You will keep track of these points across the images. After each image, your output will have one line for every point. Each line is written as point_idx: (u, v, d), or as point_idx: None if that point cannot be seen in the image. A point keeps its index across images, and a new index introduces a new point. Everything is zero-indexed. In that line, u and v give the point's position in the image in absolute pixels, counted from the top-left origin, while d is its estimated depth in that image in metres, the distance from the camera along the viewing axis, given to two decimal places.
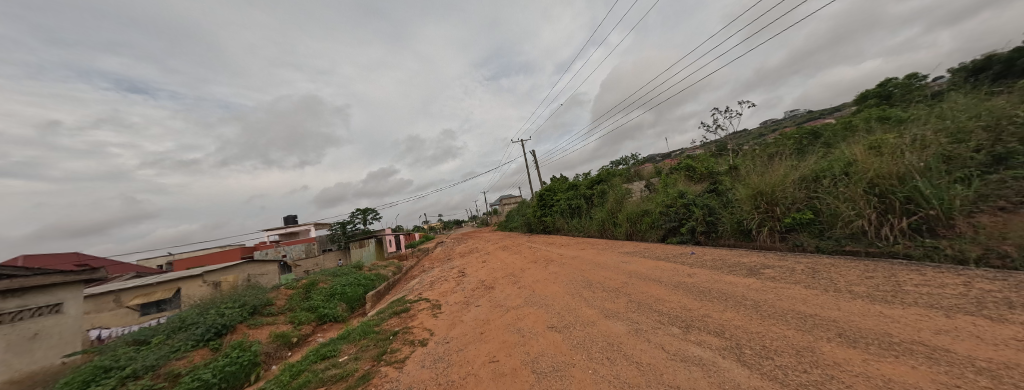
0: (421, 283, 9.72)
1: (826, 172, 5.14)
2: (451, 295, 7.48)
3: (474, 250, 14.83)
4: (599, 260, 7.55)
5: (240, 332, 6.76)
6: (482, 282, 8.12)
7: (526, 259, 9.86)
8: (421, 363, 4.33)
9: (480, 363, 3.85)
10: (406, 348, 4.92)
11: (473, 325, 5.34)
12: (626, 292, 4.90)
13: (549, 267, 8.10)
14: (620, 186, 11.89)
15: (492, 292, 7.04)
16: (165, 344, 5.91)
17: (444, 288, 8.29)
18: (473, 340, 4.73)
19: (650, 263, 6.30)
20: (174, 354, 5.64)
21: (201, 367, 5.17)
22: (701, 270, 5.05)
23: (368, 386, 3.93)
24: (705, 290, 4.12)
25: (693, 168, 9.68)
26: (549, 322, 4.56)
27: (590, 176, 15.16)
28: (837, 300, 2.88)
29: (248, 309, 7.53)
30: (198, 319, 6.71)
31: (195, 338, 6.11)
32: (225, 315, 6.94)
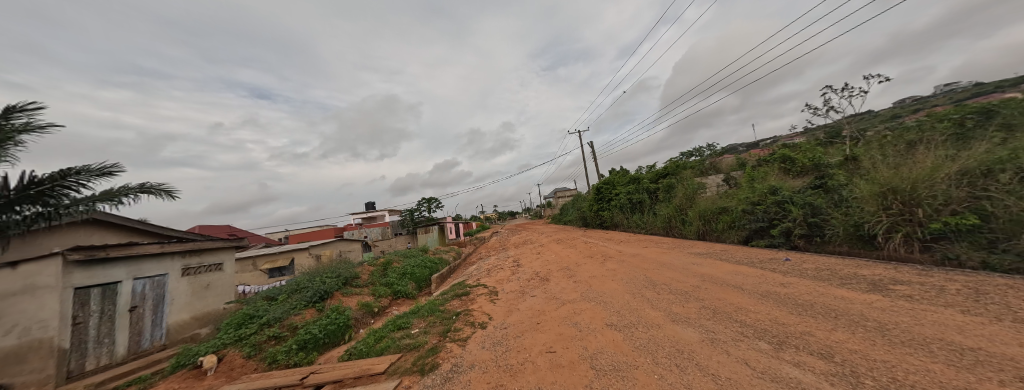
0: (479, 269, 10.27)
1: (1005, 164, 3.86)
2: (507, 283, 7.75)
3: (528, 241, 15.03)
4: (664, 260, 6.97)
5: (337, 298, 8.07)
6: (537, 273, 8.22)
7: (581, 253, 9.61)
8: (481, 344, 4.63)
9: (537, 352, 3.94)
10: (467, 328, 5.29)
11: (530, 314, 5.46)
12: (698, 297, 4.44)
13: (607, 263, 7.79)
14: (692, 180, 10.70)
15: (548, 284, 7.10)
16: (287, 302, 7.43)
17: (501, 276, 8.62)
18: (529, 328, 4.85)
19: (728, 267, 5.58)
20: (293, 310, 7.06)
21: (311, 323, 6.37)
22: (798, 280, 4.29)
23: (436, 358, 4.36)
24: (803, 303, 3.51)
25: (791, 160, 8.17)
26: (608, 320, 4.41)
27: (655, 168, 13.95)
28: (1016, 333, 2.18)
29: (343, 280, 8.95)
30: (308, 284, 8.23)
31: (306, 300, 7.50)
32: (327, 283, 8.37)
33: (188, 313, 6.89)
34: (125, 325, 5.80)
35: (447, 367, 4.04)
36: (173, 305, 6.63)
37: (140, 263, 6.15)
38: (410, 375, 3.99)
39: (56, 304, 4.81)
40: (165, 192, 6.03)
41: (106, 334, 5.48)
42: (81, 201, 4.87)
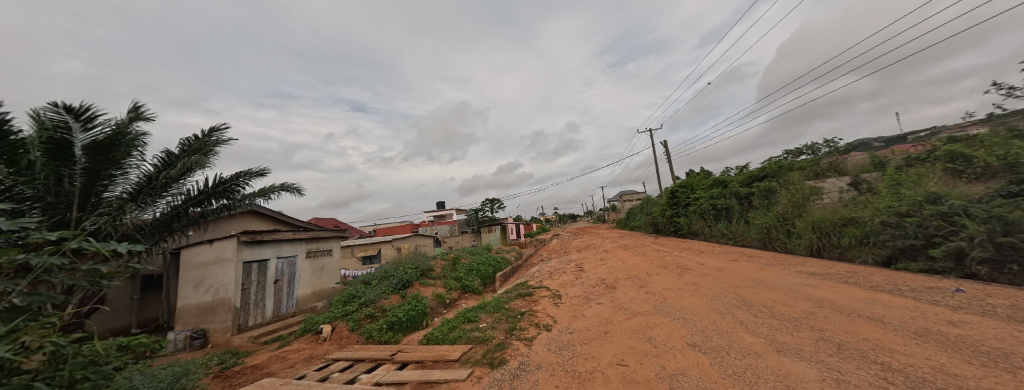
0: (541, 271, 10.29)
1: None
2: (571, 288, 7.58)
3: (591, 246, 14.45)
4: (761, 278, 5.94)
5: (416, 287, 9.03)
6: (602, 280, 7.85)
7: (653, 263, 8.83)
8: (546, 346, 4.64)
9: (607, 363, 3.76)
10: (533, 329, 5.35)
11: (597, 322, 5.25)
12: (816, 326, 3.67)
13: (685, 276, 6.99)
14: (801, 185, 8.88)
15: (615, 292, 6.72)
16: (378, 287, 8.60)
17: (564, 280, 8.48)
18: (596, 336, 4.68)
19: (858, 294, 4.47)
20: (383, 294, 8.15)
21: (397, 307, 7.25)
22: (977, 320, 3.21)
23: (504, 354, 4.53)
24: (989, 351, 2.61)
25: (963, 159, 6.15)
26: (690, 339, 3.96)
27: (748, 170, 12.00)
28: None
29: (421, 271, 9.95)
30: (394, 272, 9.38)
31: (393, 286, 8.58)
32: (408, 273, 9.41)
33: (310, 288, 8.56)
34: (271, 294, 7.50)
35: (514, 364, 4.15)
36: (301, 280, 8.32)
37: (281, 245, 7.88)
38: (481, 366, 4.23)
39: (233, 273, 6.50)
40: (296, 189, 7.66)
41: (260, 299, 7.19)
42: (247, 196, 6.56)
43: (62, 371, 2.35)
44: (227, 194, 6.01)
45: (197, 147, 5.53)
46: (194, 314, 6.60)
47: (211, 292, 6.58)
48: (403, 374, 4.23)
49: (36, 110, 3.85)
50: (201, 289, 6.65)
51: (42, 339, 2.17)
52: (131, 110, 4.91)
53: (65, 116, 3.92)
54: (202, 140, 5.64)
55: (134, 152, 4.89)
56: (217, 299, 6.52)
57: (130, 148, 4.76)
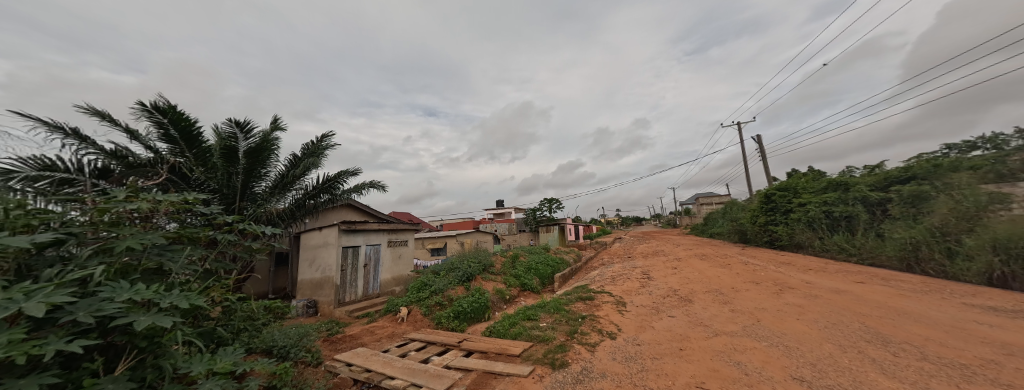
0: (603, 276, 9.80)
1: None
2: (637, 296, 7.04)
3: (660, 252, 13.19)
4: (903, 308, 4.64)
5: (478, 281, 9.47)
6: (675, 291, 7.09)
7: (739, 277, 7.64)
8: (611, 354, 4.41)
9: (684, 383, 3.41)
10: (595, 334, 5.13)
11: (670, 336, 4.79)
12: (1000, 381, 2.73)
13: (785, 295, 5.87)
14: (971, 190, 6.67)
15: (691, 306, 6.02)
16: (446, 277, 9.28)
17: (628, 287, 7.93)
18: (669, 352, 4.26)
19: None
20: (450, 284, 8.76)
21: (462, 298, 7.72)
22: None
23: (565, 356, 4.44)
24: None
25: None
26: (794, 371, 3.33)
27: (881, 170, 9.51)
28: None
29: (483, 266, 10.40)
30: (459, 265, 10.00)
31: (458, 277, 9.19)
32: (472, 266, 9.93)
33: (390, 273, 9.72)
34: (362, 275, 8.75)
35: (577, 368, 4.06)
36: (384, 266, 9.52)
37: (370, 235, 9.13)
38: (542, 365, 4.23)
39: (335, 256, 7.80)
40: (381, 186, 8.79)
41: (354, 279, 8.45)
42: (346, 191, 7.79)
43: (232, 320, 3.13)
44: (332, 189, 7.19)
45: (313, 150, 6.76)
46: (308, 287, 8.10)
47: (319, 271, 7.99)
48: (469, 361, 4.49)
49: (218, 124, 5.25)
50: (313, 267, 8.12)
51: (223, 294, 2.92)
52: (271, 121, 6.21)
53: (235, 129, 5.25)
54: (316, 144, 6.85)
55: (274, 155, 6.22)
56: (324, 276, 7.89)
57: (271, 151, 6.08)
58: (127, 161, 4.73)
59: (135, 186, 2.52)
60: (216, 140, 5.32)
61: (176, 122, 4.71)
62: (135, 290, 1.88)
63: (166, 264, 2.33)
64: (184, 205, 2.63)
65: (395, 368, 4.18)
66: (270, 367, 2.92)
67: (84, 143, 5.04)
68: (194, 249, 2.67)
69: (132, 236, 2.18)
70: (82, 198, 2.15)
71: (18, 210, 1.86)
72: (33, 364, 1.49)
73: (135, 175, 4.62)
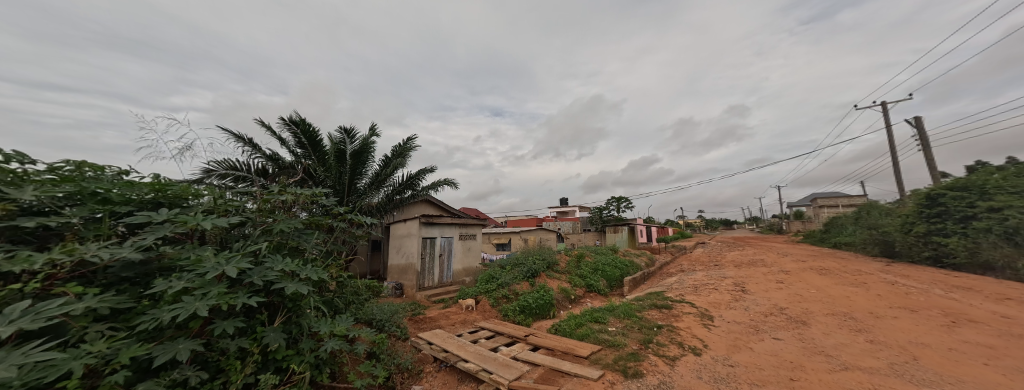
0: (682, 284, 8.77)
1: None
2: (727, 311, 6.10)
3: (757, 262, 11.16)
4: None
5: (543, 278, 9.46)
6: (780, 310, 5.92)
7: (879, 301, 5.95)
8: (696, 372, 3.93)
9: None
10: (675, 347, 4.63)
11: (774, 362, 4.03)
12: None
13: (961, 332, 4.34)
14: None
15: (805, 330, 4.94)
16: (512, 272, 9.51)
17: (716, 299, 6.91)
18: (774, 381, 3.59)
19: None
20: (516, 279, 8.95)
21: (527, 293, 7.83)
22: None
23: (639, 365, 4.12)
24: None
25: None
26: None
27: None
28: None
29: (548, 263, 10.36)
30: (524, 261, 10.14)
31: (523, 273, 9.36)
32: (537, 263, 9.98)
33: (461, 264, 10.46)
34: (438, 265, 9.62)
35: (654, 381, 3.74)
36: (455, 257, 10.30)
37: (444, 228, 9.96)
38: (613, 372, 4.01)
39: (416, 245, 8.78)
40: (453, 183, 9.52)
41: (431, 267, 9.36)
42: (425, 188, 8.66)
43: (345, 293, 3.77)
44: (414, 186, 8.07)
45: (400, 151, 7.71)
46: (395, 271, 9.30)
47: (404, 257, 9.09)
48: (536, 356, 4.53)
49: (334, 132, 6.63)
50: (399, 254, 9.30)
51: (338, 272, 3.54)
52: (369, 128, 7.31)
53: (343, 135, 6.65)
54: (403, 146, 7.80)
55: (371, 156, 7.30)
56: (408, 262, 8.96)
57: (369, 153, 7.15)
58: (277, 163, 6.12)
59: (283, 183, 3.23)
60: (331, 145, 6.63)
61: (304, 132, 6.29)
62: (286, 262, 2.43)
63: (302, 244, 2.93)
64: (315, 198, 3.24)
65: (468, 353, 4.47)
66: (371, 336, 3.44)
67: (252, 149, 6.72)
68: (320, 233, 3.28)
69: (282, 221, 2.81)
70: (253, 191, 2.85)
71: (220, 199, 2.56)
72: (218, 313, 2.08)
73: (281, 175, 5.87)
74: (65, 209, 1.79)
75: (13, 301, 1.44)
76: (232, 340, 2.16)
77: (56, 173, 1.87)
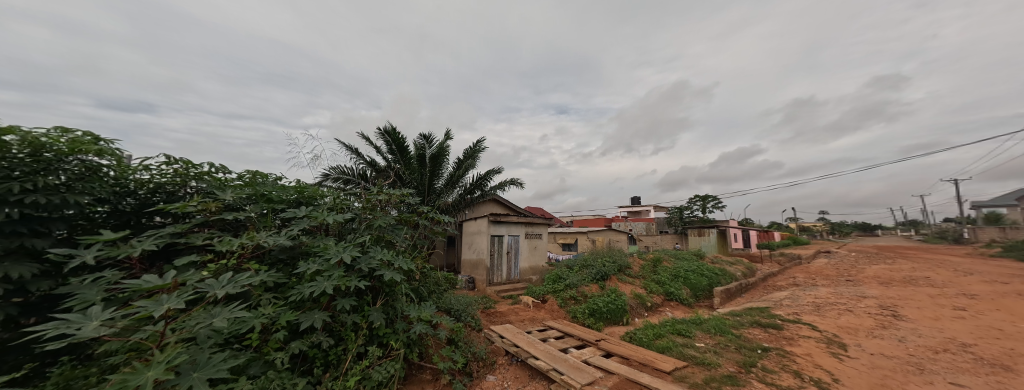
0: (794, 301, 7.21)
1: None
2: (867, 340, 4.78)
3: (913, 281, 8.47)
4: None
5: (614, 282, 8.94)
6: (959, 348, 4.36)
7: None
8: None
9: None
10: (788, 377, 3.83)
11: None
12: None
13: None
14: None
15: (1008, 380, 3.53)
16: (580, 273, 9.23)
17: (849, 324, 5.47)
18: None
19: None
20: (585, 281, 8.65)
21: (597, 296, 7.50)
22: None
23: None
24: None
25: None
26: None
27: None
28: None
29: (619, 266, 9.76)
30: (593, 263, 9.73)
31: (592, 275, 8.99)
32: (607, 266, 9.49)
33: (528, 263, 10.64)
34: (506, 262, 9.96)
35: None
36: (522, 255, 10.51)
37: (512, 226, 10.26)
38: None
39: (486, 242, 9.27)
40: (520, 183, 9.73)
41: (499, 264, 9.74)
42: (493, 188, 9.07)
43: (428, 283, 4.19)
44: (483, 185, 8.52)
45: (471, 153, 8.24)
46: (467, 266, 9.96)
47: (475, 253, 9.67)
48: (610, 363, 4.29)
49: (417, 139, 7.48)
50: (470, 249, 9.93)
51: (422, 263, 3.94)
52: (445, 133, 8.02)
53: (424, 141, 7.48)
54: (473, 148, 8.32)
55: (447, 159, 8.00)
56: (479, 258, 9.51)
57: (445, 156, 7.84)
58: (374, 168, 7.20)
59: (380, 184, 3.74)
60: (415, 150, 7.49)
61: (394, 140, 7.26)
62: (383, 252, 2.82)
63: (395, 238, 3.36)
64: (404, 197, 3.68)
65: (538, 351, 4.51)
66: (450, 324, 3.75)
67: (356, 156, 8.04)
68: (409, 229, 3.70)
69: (379, 217, 3.27)
70: (359, 192, 3.38)
71: (337, 199, 3.12)
72: (339, 291, 2.54)
73: (377, 178, 6.87)
74: (246, 206, 2.44)
75: (222, 272, 2.02)
76: (349, 315, 2.62)
77: (240, 180, 2.55)
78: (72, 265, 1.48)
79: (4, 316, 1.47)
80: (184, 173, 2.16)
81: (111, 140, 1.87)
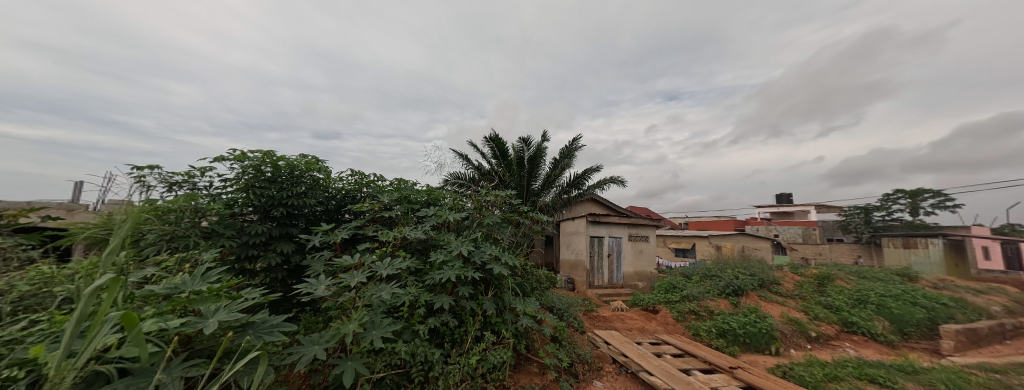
0: None
1: None
2: None
3: None
4: None
5: (753, 299, 7.22)
6: None
7: None
8: None
9: None
10: None
11: None
12: None
13: None
14: None
15: None
16: (703, 284, 7.84)
17: None
18: None
19: None
20: (710, 294, 7.30)
21: (728, 315, 6.23)
22: None
23: None
24: None
25: None
26: None
27: None
28: None
29: (758, 281, 7.91)
30: (720, 273, 8.16)
31: (720, 288, 7.50)
32: (740, 278, 7.81)
33: (633, 267, 9.77)
34: (607, 265, 9.41)
35: None
36: (626, 259, 9.72)
37: (613, 228, 9.63)
38: None
39: (585, 243, 9.04)
40: (621, 181, 9.07)
41: (600, 267, 9.30)
42: (591, 187, 8.76)
43: (531, 279, 4.33)
44: (579, 185, 8.34)
45: (567, 153, 8.16)
46: (566, 266, 9.85)
47: (574, 254, 9.50)
48: None
49: (516, 143, 7.94)
50: (568, 249, 9.81)
51: (524, 260, 4.11)
52: (542, 135, 8.23)
53: (522, 144, 7.90)
54: (570, 147, 8.22)
55: (544, 160, 8.18)
56: (577, 259, 9.32)
57: (541, 158, 8.06)
58: (480, 171, 8.04)
59: (487, 186, 4.08)
60: (514, 153, 7.98)
61: (497, 145, 7.93)
62: (493, 248, 3.08)
63: (501, 235, 3.61)
64: (507, 198, 3.90)
65: (653, 366, 4.06)
66: (554, 322, 3.76)
67: (467, 162, 9.14)
68: (512, 227, 3.89)
69: (487, 216, 3.58)
70: (471, 193, 3.80)
71: (455, 199, 3.60)
72: (459, 281, 2.91)
73: (483, 180, 7.63)
74: (396, 206, 3.09)
75: (384, 256, 2.64)
76: (468, 301, 2.98)
77: (392, 186, 3.26)
78: (309, 246, 2.23)
79: (281, 277, 2.35)
80: (359, 182, 2.91)
81: (324, 161, 2.70)
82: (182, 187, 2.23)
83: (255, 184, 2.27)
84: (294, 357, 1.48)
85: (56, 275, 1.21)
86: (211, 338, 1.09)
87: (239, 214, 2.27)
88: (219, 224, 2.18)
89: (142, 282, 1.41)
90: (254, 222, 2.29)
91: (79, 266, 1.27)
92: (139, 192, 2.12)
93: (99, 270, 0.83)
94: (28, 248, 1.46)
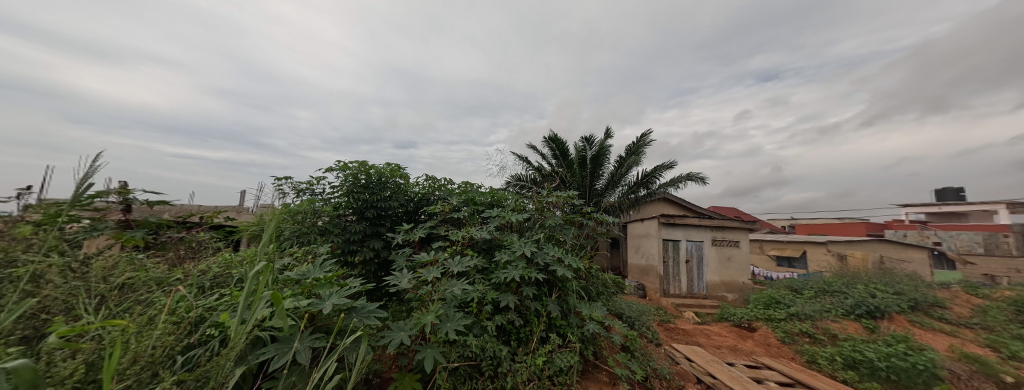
0: None
1: None
2: None
3: None
4: None
5: (900, 324, 5.57)
6: None
7: None
8: None
9: None
10: None
11: None
12: None
13: None
14: None
15: None
16: (819, 301, 6.38)
17: None
18: None
19: None
20: (830, 314, 5.91)
21: (858, 341, 4.91)
22: None
23: None
24: None
25: None
26: None
27: None
28: None
29: (908, 302, 6.06)
30: (844, 289, 6.52)
31: (845, 307, 6.01)
32: (877, 297, 6.10)
33: (719, 276, 8.50)
34: (684, 271, 8.41)
35: None
36: (710, 266, 8.51)
37: (691, 231, 8.56)
38: None
39: (657, 247, 8.27)
40: (700, 177, 8.02)
41: (676, 274, 8.38)
42: (663, 185, 7.96)
43: (596, 283, 4.11)
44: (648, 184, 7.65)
45: (635, 149, 7.57)
46: (635, 270, 9.13)
47: (644, 258, 8.75)
48: None
49: (577, 142, 7.71)
50: (637, 253, 9.07)
51: (588, 263, 3.93)
52: (605, 132, 7.81)
53: (584, 143, 7.63)
54: (638, 143, 7.59)
55: (608, 158, 7.74)
56: (648, 264, 8.56)
57: (605, 156, 7.65)
58: (540, 172, 8.03)
59: (548, 188, 4.04)
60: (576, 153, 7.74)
61: (557, 145, 7.82)
62: (555, 249, 3.04)
63: (563, 236, 3.53)
64: (568, 199, 3.80)
65: None
66: (623, 330, 3.48)
67: (528, 164, 9.24)
68: (574, 229, 3.77)
69: (549, 217, 3.54)
70: (532, 194, 3.82)
71: (516, 201, 3.66)
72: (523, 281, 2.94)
73: (544, 182, 7.61)
74: (463, 208, 3.30)
75: (455, 254, 2.82)
76: (532, 302, 2.99)
77: (459, 189, 3.49)
78: (394, 243, 2.53)
79: (373, 269, 2.71)
80: (431, 186, 3.18)
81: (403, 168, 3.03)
82: (305, 193, 2.77)
83: (353, 190, 2.68)
84: (385, 340, 1.69)
85: (233, 261, 1.62)
86: (327, 317, 1.32)
87: (342, 215, 2.71)
88: (329, 223, 2.65)
89: (282, 268, 1.79)
90: (353, 222, 2.71)
91: (244, 255, 1.66)
92: (277, 198, 2.71)
93: (258, 255, 1.08)
94: (217, 239, 1.99)
